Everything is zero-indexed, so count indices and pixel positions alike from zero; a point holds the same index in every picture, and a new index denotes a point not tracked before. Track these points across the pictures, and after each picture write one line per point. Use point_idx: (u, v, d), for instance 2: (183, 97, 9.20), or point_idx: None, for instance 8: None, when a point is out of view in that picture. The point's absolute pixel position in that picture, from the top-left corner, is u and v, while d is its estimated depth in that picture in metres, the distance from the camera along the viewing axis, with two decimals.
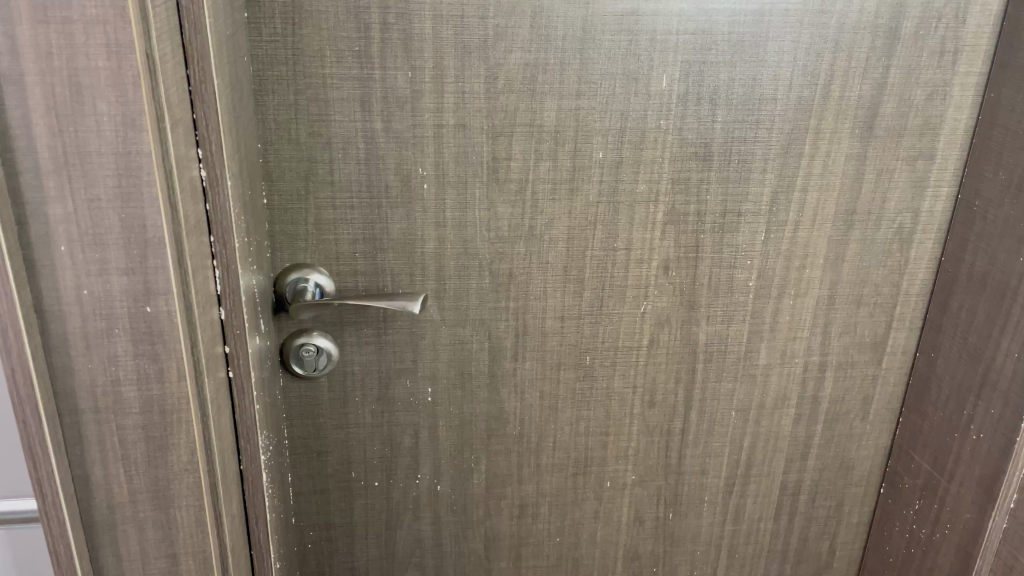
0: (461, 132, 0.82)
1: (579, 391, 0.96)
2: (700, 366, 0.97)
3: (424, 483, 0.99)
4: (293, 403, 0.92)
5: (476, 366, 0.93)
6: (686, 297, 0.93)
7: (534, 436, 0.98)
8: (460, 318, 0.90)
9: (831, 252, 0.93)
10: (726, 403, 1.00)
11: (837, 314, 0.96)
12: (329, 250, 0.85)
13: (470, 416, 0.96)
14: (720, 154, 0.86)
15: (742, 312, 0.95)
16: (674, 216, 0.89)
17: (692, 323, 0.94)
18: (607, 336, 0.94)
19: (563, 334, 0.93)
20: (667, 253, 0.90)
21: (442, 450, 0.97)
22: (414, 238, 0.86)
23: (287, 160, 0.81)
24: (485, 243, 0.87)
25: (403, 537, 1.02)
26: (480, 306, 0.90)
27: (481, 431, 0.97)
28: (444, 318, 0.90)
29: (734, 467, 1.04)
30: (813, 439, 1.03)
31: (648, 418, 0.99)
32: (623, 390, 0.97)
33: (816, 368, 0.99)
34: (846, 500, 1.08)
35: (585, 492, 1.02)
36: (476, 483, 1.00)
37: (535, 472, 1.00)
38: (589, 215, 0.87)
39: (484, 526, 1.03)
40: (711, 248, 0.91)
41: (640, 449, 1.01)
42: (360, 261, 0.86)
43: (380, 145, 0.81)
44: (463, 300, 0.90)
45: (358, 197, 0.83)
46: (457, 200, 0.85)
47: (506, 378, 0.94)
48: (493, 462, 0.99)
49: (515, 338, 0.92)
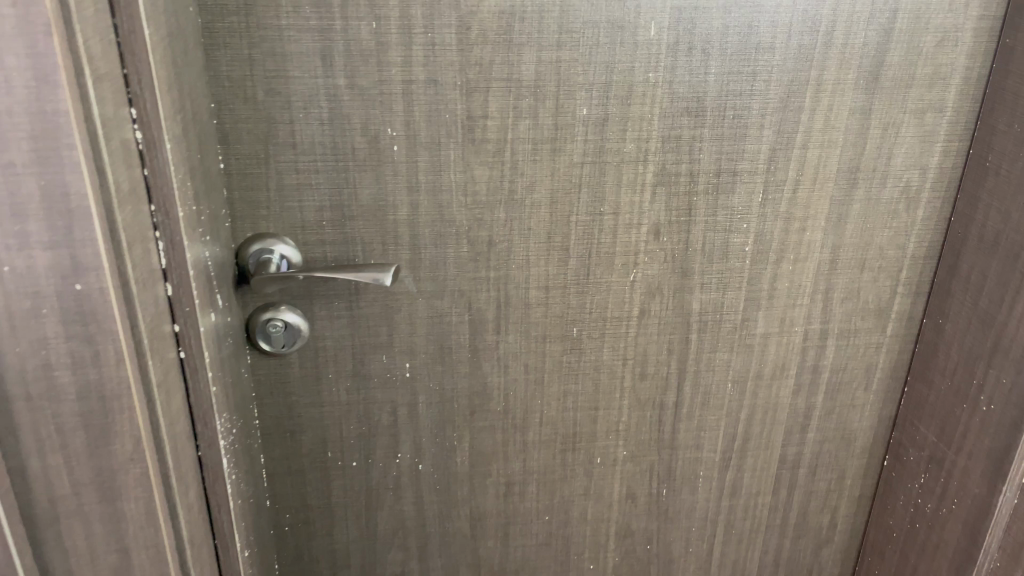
0: (432, 88, 0.76)
1: (567, 363, 0.91)
2: (694, 337, 0.91)
3: (405, 462, 0.94)
4: (262, 381, 0.87)
5: (456, 340, 0.88)
6: (679, 264, 0.87)
7: (519, 412, 0.93)
8: (438, 290, 0.85)
9: (833, 214, 0.87)
10: (722, 374, 0.94)
11: (839, 280, 0.91)
12: (293, 218, 0.80)
13: (451, 392, 0.91)
14: (714, 109, 0.80)
15: (738, 279, 0.89)
16: (664, 177, 0.82)
17: (686, 291, 0.89)
18: (594, 307, 0.88)
19: (547, 305, 0.87)
20: (657, 217, 0.84)
21: (422, 428, 0.93)
22: (386, 204, 0.80)
23: (243, 122, 0.75)
24: (462, 209, 0.81)
25: (384, 518, 0.97)
26: (458, 277, 0.84)
27: (464, 407, 0.92)
28: (420, 290, 0.85)
29: (731, 441, 0.99)
30: (814, 410, 0.98)
31: (639, 391, 0.94)
32: (612, 363, 0.92)
33: (817, 338, 0.94)
34: (848, 474, 1.04)
35: (575, 468, 0.98)
36: (459, 461, 0.95)
37: (521, 449, 0.96)
38: (573, 177, 0.81)
39: (469, 505, 0.98)
40: (704, 211, 0.85)
41: (631, 423, 0.96)
42: (327, 230, 0.81)
43: (344, 104, 0.75)
44: (440, 270, 0.84)
45: (323, 161, 0.77)
46: (430, 162, 0.79)
47: (487, 352, 0.89)
48: (476, 440, 0.94)
49: (496, 311, 0.87)
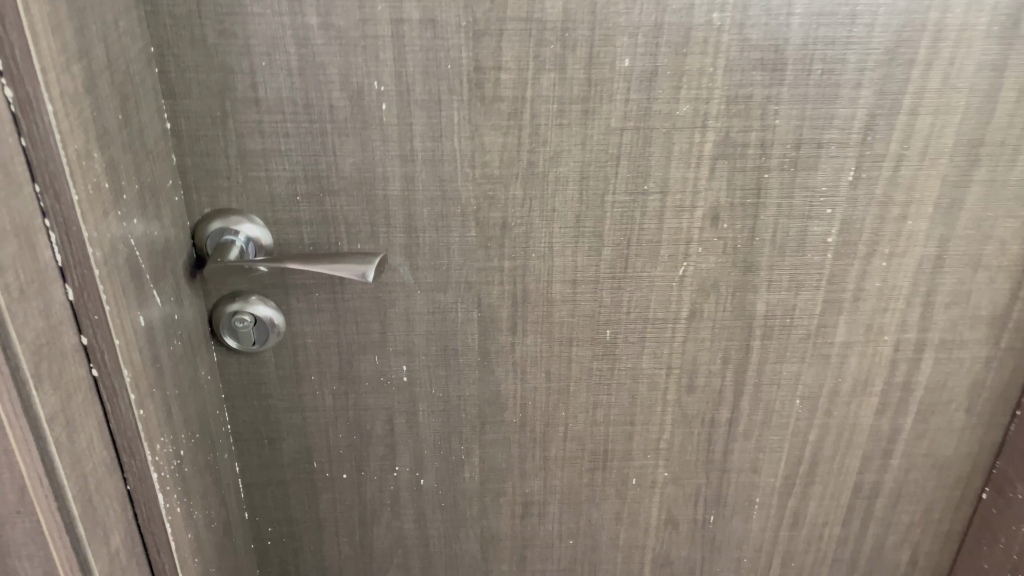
0: (429, 31, 0.59)
1: (598, 371, 0.75)
2: (756, 345, 0.74)
3: (404, 475, 0.80)
4: (232, 381, 0.73)
5: (463, 340, 0.73)
6: (743, 257, 0.69)
7: (539, 425, 0.78)
8: (440, 282, 0.70)
9: (944, 199, 0.68)
10: (789, 389, 0.77)
11: (945, 280, 0.72)
12: (260, 191, 0.65)
13: (458, 399, 0.76)
14: (797, 62, 0.61)
15: (815, 277, 0.71)
16: (727, 148, 0.64)
17: (749, 291, 0.71)
18: (633, 306, 0.71)
19: (575, 303, 0.71)
20: (717, 198, 0.66)
21: (424, 439, 0.78)
22: (374, 176, 0.64)
23: (193, 71, 0.59)
24: (469, 184, 0.65)
25: (381, 535, 0.84)
26: (465, 266, 0.69)
27: (473, 417, 0.77)
28: (418, 281, 0.69)
29: (795, 465, 0.82)
30: (899, 433, 0.81)
31: (685, 405, 0.77)
32: (653, 372, 0.75)
33: (910, 349, 0.76)
34: (936, 506, 0.86)
35: (605, 489, 0.83)
36: (469, 476, 0.81)
37: (542, 466, 0.81)
38: (609, 146, 0.64)
39: (480, 525, 0.84)
40: (777, 193, 0.66)
41: (675, 441, 0.80)
42: (303, 206, 0.65)
43: (318, 48, 0.59)
44: (442, 258, 0.68)
45: (294, 121, 0.62)
46: (429, 125, 0.62)
47: (501, 355, 0.74)
48: (488, 454, 0.80)
49: (512, 307, 0.71)
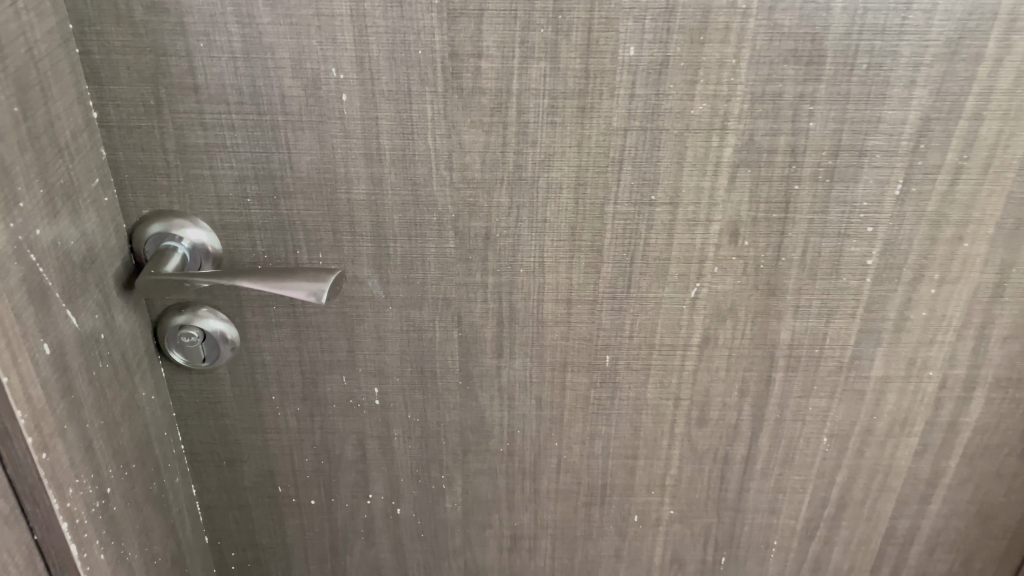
0: (395, 10, 0.49)
1: (595, 400, 0.66)
2: (778, 377, 0.64)
3: (379, 503, 0.72)
4: (184, 399, 0.65)
5: (442, 362, 0.64)
6: (765, 281, 0.59)
7: (529, 455, 0.69)
8: (414, 298, 0.61)
9: (1008, 218, 0.58)
10: (815, 426, 0.67)
11: (1005, 311, 0.62)
12: (205, 192, 0.56)
13: (437, 425, 0.68)
14: (838, 54, 0.51)
15: (851, 305, 0.61)
16: (751, 154, 0.54)
17: (772, 318, 0.61)
18: (636, 330, 0.62)
19: (569, 325, 0.62)
20: (737, 212, 0.56)
21: (400, 466, 0.70)
22: (334, 178, 0.55)
23: (120, 52, 0.51)
24: (446, 189, 0.56)
25: (355, 564, 0.77)
26: (443, 281, 0.60)
27: (455, 444, 0.69)
28: (390, 296, 0.61)
29: (819, 507, 0.73)
30: (940, 477, 0.71)
31: (695, 440, 0.68)
32: (658, 403, 0.66)
33: (958, 387, 0.66)
34: (978, 556, 0.76)
35: (602, 526, 0.74)
36: (450, 507, 0.73)
37: (532, 498, 0.72)
38: (610, 149, 0.54)
39: (464, 557, 0.76)
40: (809, 208, 0.56)
41: (682, 478, 0.71)
42: (255, 209, 0.57)
43: (265, 29, 0.50)
44: (417, 271, 0.60)
45: (240, 112, 0.53)
46: (397, 121, 0.53)
47: (486, 380, 0.65)
48: (472, 484, 0.71)
49: (497, 327, 0.62)
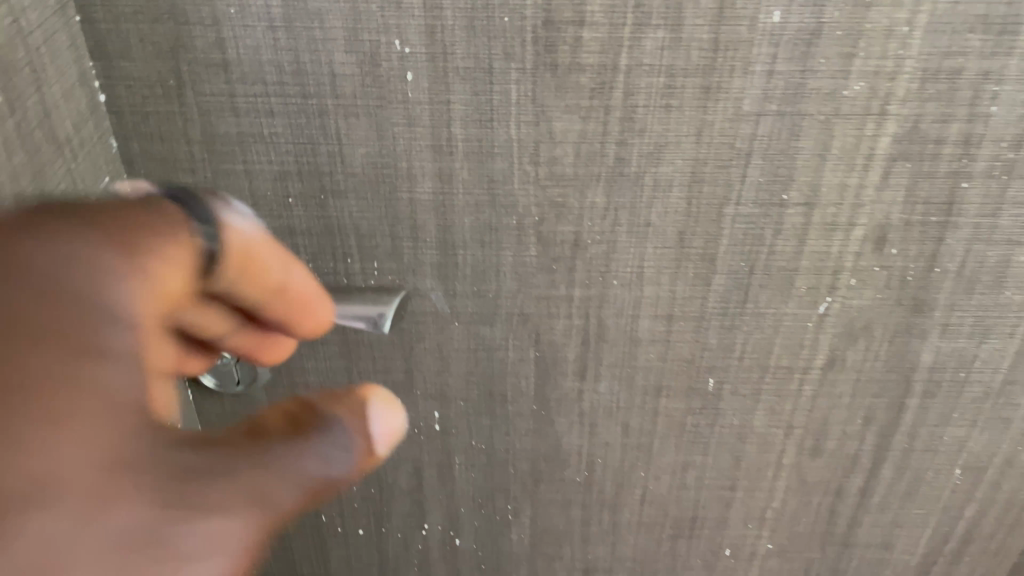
0: None
1: (692, 427, 0.56)
2: (912, 404, 0.55)
3: (436, 533, 0.64)
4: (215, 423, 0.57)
5: (514, 384, 0.55)
6: (912, 296, 0.49)
7: (610, 486, 0.60)
8: (485, 312, 0.51)
9: None
10: (949, 458, 0.58)
11: None
12: (238, 190, 0.47)
13: (505, 452, 0.59)
14: None
15: (1012, 324, 0.50)
16: (913, 145, 0.43)
17: (914, 337, 0.51)
18: (748, 351, 0.52)
19: (669, 345, 0.52)
20: (887, 215, 0.46)
21: (460, 494, 0.61)
22: (394, 174, 0.46)
23: (131, 20, 0.41)
24: (529, 187, 0.46)
25: None
26: (520, 293, 0.50)
27: (525, 473, 0.60)
28: (456, 310, 0.51)
29: (941, 543, 0.63)
30: None
31: (805, 471, 0.59)
32: (766, 431, 0.56)
33: None
34: None
35: (689, 559, 0.65)
36: (517, 538, 0.64)
37: (610, 530, 0.63)
38: (737, 139, 0.44)
39: None
40: (978, 211, 0.46)
41: (786, 511, 0.61)
42: (297, 211, 0.47)
43: None
44: (489, 282, 0.50)
45: (280, 95, 0.43)
46: (474, 105, 0.43)
47: (564, 404, 0.56)
48: (542, 515, 0.62)
49: (581, 347, 0.53)
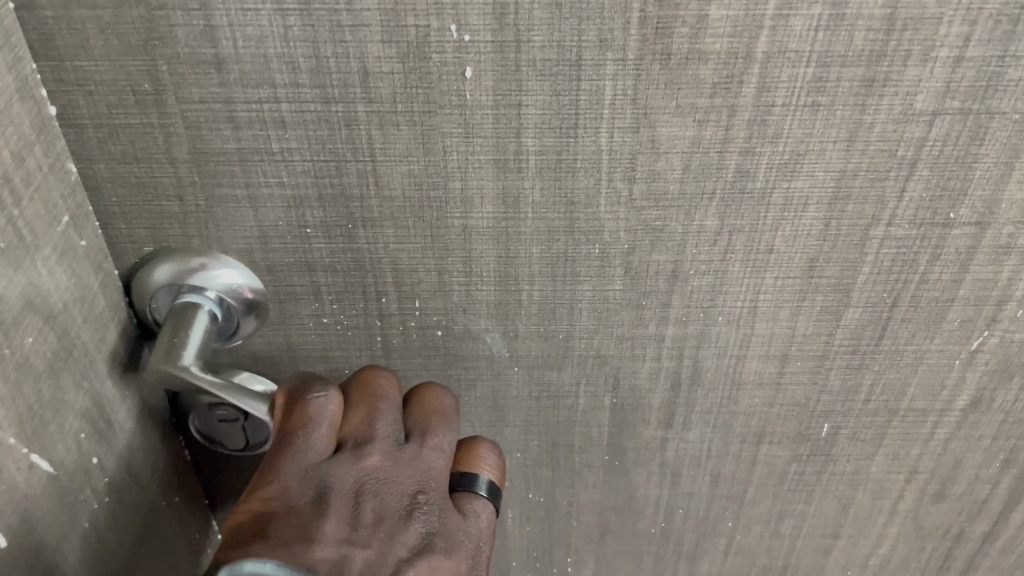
0: None
1: (794, 475, 0.47)
2: None
3: None
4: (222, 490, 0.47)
5: (585, 435, 0.45)
6: None
7: (690, 538, 0.51)
8: (553, 357, 0.41)
9: None
10: None
11: None
12: (239, 221, 0.36)
13: (569, 506, 0.49)
14: None
15: None
16: None
17: None
18: (876, 393, 0.42)
19: (779, 388, 0.42)
20: None
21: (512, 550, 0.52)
22: (444, 197, 0.35)
23: (84, 3, 0.30)
24: (619, 210, 0.35)
25: None
26: (600, 335, 0.40)
27: (590, 528, 0.50)
28: (517, 356, 0.41)
29: None
30: None
31: (923, 517, 0.50)
32: (883, 478, 0.47)
33: None
34: None
35: None
36: None
37: None
38: (900, 145, 0.33)
39: None
40: None
41: (893, 558, 0.52)
42: (317, 244, 0.37)
43: None
44: (561, 323, 0.40)
45: (293, 101, 0.32)
46: (554, 107, 0.32)
47: (644, 455, 0.46)
48: (607, 568, 0.53)
49: (671, 393, 0.43)
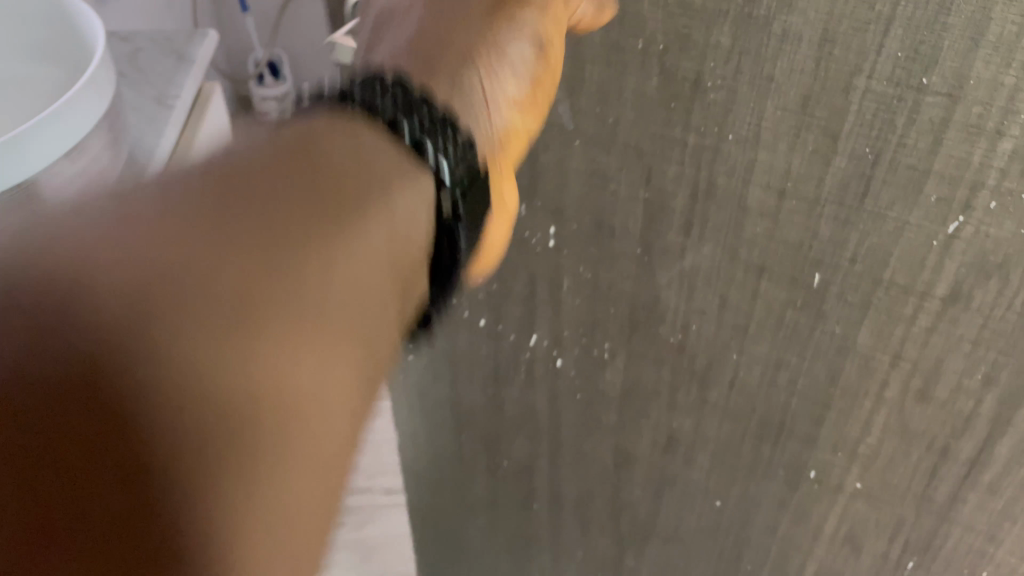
0: None
1: (790, 322, 0.54)
2: None
3: (542, 350, 0.68)
4: None
5: (623, 222, 0.56)
6: None
7: (701, 358, 0.60)
8: (604, 139, 0.52)
9: None
10: None
11: None
12: None
13: (609, 290, 0.60)
14: None
15: None
16: None
17: None
18: (861, 254, 0.48)
19: (777, 222, 0.50)
20: None
21: (566, 319, 0.64)
22: None
23: None
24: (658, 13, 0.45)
25: (513, 400, 0.74)
26: (639, 127, 0.50)
27: (624, 317, 0.61)
28: (579, 130, 0.53)
29: None
30: None
31: (908, 415, 0.53)
32: (869, 354, 0.52)
33: None
34: None
35: (770, 468, 0.63)
36: (611, 380, 0.66)
37: (697, 406, 0.63)
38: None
39: (617, 436, 0.70)
40: None
41: (881, 453, 0.56)
42: None
43: None
44: (611, 107, 0.51)
45: None
46: None
47: (668, 257, 0.56)
48: (635, 365, 0.64)
49: (691, 201, 0.52)
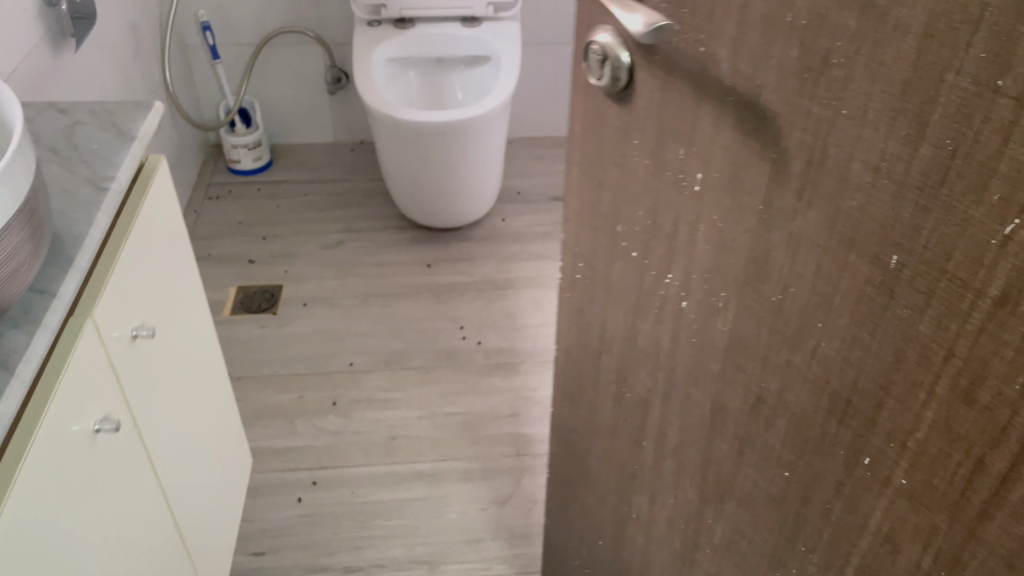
0: None
1: (868, 298, 0.59)
2: None
3: (673, 288, 0.78)
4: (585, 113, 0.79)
5: (753, 178, 0.64)
6: None
7: (794, 321, 0.66)
8: (751, 99, 0.62)
9: None
10: None
11: None
12: None
13: (733, 242, 0.69)
14: None
15: None
16: None
17: None
18: (932, 241, 0.53)
19: (869, 198, 0.56)
20: None
21: (696, 262, 0.74)
22: None
23: None
24: None
25: (645, 334, 0.84)
26: (777, 92, 0.59)
27: (740, 270, 0.69)
28: (734, 88, 0.63)
29: None
30: None
31: (954, 414, 0.56)
32: (928, 343, 0.56)
33: None
34: None
35: (834, 446, 0.67)
36: (720, 330, 0.74)
37: (784, 369, 0.69)
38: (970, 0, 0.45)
39: (718, 386, 0.78)
40: None
41: (926, 451, 0.59)
42: None
43: None
44: (760, 71, 0.60)
45: None
46: None
47: (782, 217, 0.63)
48: (741, 318, 0.71)
49: (807, 166, 0.59)
